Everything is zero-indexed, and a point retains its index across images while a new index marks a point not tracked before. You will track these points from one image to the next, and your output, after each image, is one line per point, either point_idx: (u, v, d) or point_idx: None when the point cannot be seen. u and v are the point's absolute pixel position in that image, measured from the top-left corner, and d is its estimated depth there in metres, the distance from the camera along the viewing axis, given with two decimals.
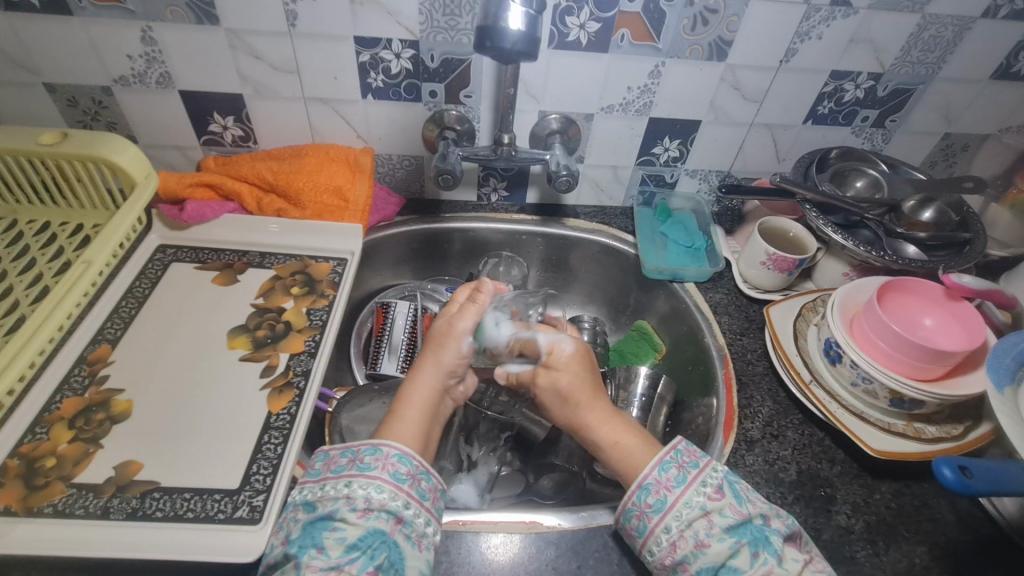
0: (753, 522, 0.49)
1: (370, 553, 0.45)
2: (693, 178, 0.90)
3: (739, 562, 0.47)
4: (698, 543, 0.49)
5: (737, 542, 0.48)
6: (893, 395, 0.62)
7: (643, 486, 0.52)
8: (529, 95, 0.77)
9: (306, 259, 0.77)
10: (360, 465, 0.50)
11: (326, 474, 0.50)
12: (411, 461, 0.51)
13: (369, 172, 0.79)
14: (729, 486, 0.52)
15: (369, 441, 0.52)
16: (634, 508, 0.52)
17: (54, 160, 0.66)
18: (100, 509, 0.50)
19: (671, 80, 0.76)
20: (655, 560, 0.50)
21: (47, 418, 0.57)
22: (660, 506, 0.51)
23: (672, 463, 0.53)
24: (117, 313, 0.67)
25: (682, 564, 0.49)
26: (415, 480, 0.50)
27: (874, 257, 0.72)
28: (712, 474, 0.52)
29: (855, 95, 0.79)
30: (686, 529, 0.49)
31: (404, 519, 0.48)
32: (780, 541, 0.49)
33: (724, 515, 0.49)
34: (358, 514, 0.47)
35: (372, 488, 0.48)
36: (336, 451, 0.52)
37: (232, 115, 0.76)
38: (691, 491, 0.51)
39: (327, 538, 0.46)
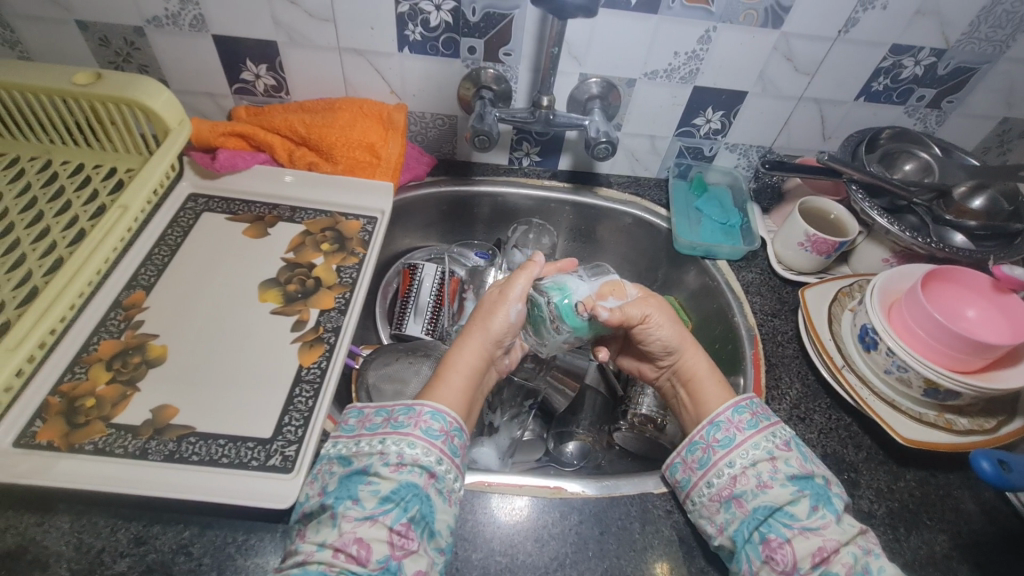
0: (816, 480, 0.50)
1: (404, 505, 0.46)
2: (733, 152, 0.87)
3: (796, 509, 0.48)
4: (760, 483, 0.50)
5: (799, 490, 0.49)
6: (927, 384, 0.61)
7: (714, 423, 0.54)
8: (571, 57, 0.74)
9: (336, 216, 0.76)
10: (394, 423, 0.50)
11: (360, 431, 0.51)
12: (445, 418, 0.51)
13: (401, 130, 0.77)
14: (797, 444, 0.52)
15: (404, 401, 0.52)
16: (701, 440, 0.54)
17: (88, 102, 0.66)
18: (139, 450, 0.52)
19: (721, 46, 0.73)
20: (709, 493, 0.52)
21: (85, 358, 0.58)
22: (727, 443, 0.53)
23: (747, 409, 0.55)
24: (150, 260, 0.67)
25: (739, 499, 0.50)
26: (448, 437, 0.50)
27: (920, 244, 0.70)
28: (783, 432, 0.53)
29: (914, 72, 0.75)
30: (749, 468, 0.51)
31: (436, 475, 0.48)
32: (840, 505, 0.49)
33: (790, 464, 0.50)
34: (391, 469, 0.47)
35: (405, 444, 0.48)
36: (370, 410, 0.52)
37: (265, 63, 0.74)
38: (761, 435, 0.52)
39: (362, 490, 0.46)
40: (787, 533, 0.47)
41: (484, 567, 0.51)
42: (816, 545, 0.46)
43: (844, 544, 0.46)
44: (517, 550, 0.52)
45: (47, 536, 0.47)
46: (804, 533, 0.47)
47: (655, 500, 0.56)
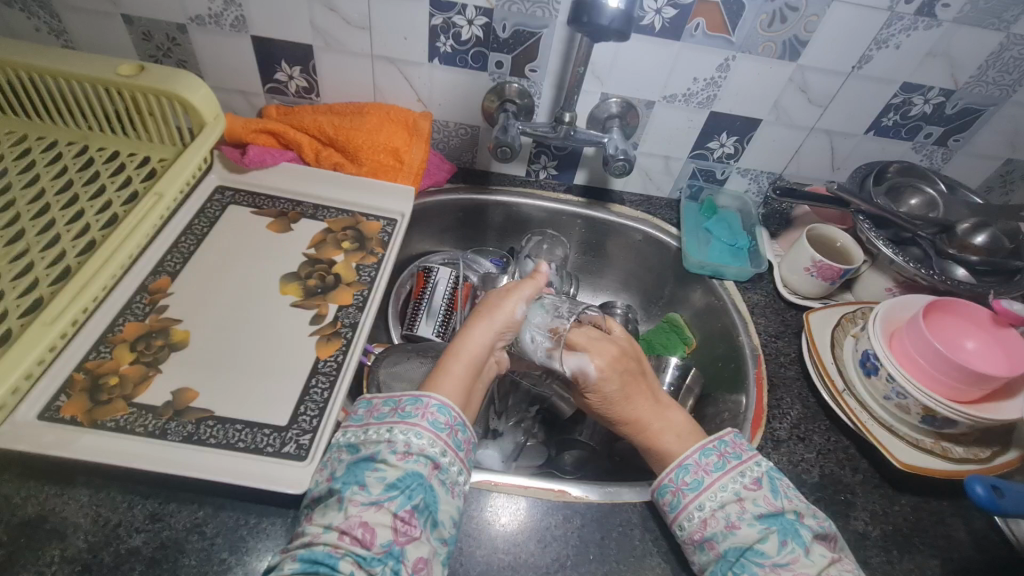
0: (786, 515, 0.50)
1: (408, 493, 0.46)
2: (744, 177, 0.90)
3: (765, 547, 0.48)
4: (729, 524, 0.50)
5: (766, 527, 0.48)
6: (925, 411, 0.62)
7: (682, 466, 0.54)
8: (594, 77, 0.77)
9: (357, 216, 0.78)
10: (400, 413, 0.50)
11: (368, 420, 0.51)
12: (450, 412, 0.51)
13: (426, 136, 0.80)
14: (768, 480, 0.52)
15: (411, 392, 0.53)
16: (671, 483, 0.54)
17: (130, 92, 0.68)
18: (159, 430, 0.53)
19: (738, 75, 0.76)
20: (684, 535, 0.52)
21: (111, 338, 0.59)
22: (696, 485, 0.53)
23: (713, 451, 0.55)
24: (177, 247, 0.69)
25: (711, 541, 0.50)
26: (453, 430, 0.51)
27: (922, 275, 0.72)
28: (752, 468, 0.53)
29: (923, 110, 0.78)
30: (718, 510, 0.51)
31: (440, 466, 0.49)
32: (809, 538, 0.48)
33: (757, 504, 0.50)
34: (398, 457, 0.48)
35: (412, 434, 0.49)
36: (379, 399, 0.53)
37: (299, 65, 0.77)
38: (728, 477, 0.52)
39: (369, 476, 0.47)
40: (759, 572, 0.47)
41: (487, 564, 0.52)
42: None
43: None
44: (520, 549, 0.53)
45: (66, 507, 0.48)
46: (776, 571, 0.47)
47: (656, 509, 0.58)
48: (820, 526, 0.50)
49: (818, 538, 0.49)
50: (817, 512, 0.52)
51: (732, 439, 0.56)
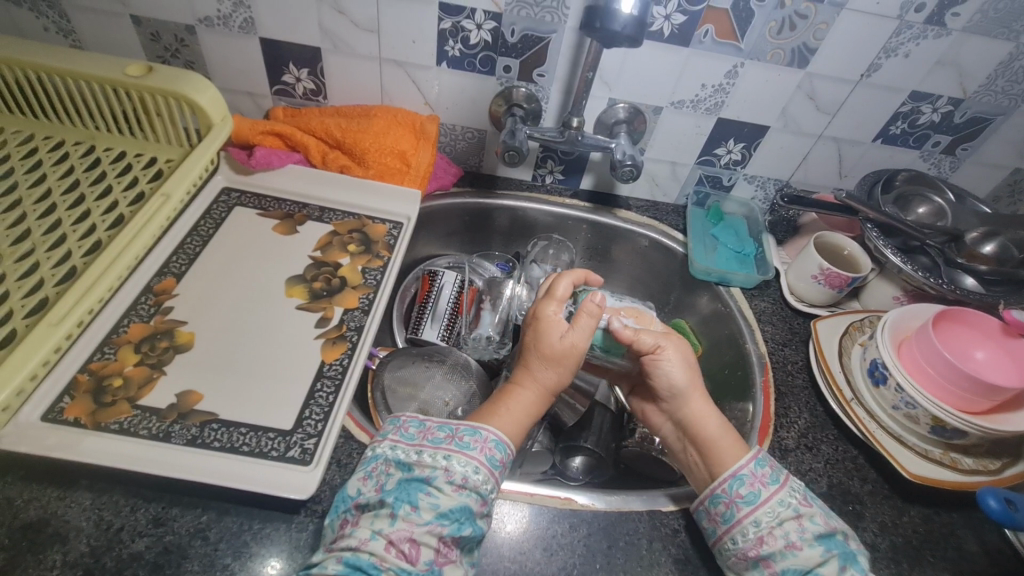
0: (840, 538, 0.51)
1: (458, 525, 0.47)
2: (751, 184, 0.90)
3: (826, 570, 0.49)
4: (788, 543, 0.50)
5: (827, 551, 0.50)
6: (935, 422, 0.62)
7: (736, 477, 0.54)
8: (603, 82, 0.77)
9: (363, 219, 0.78)
10: (459, 442, 0.52)
11: (423, 442, 0.52)
12: (505, 449, 0.53)
13: (432, 139, 0.80)
14: (817, 500, 0.54)
15: (468, 422, 0.54)
16: (723, 495, 0.54)
17: (138, 93, 0.68)
18: (162, 432, 0.53)
19: (747, 82, 0.76)
20: (735, 551, 0.52)
21: (115, 340, 0.59)
22: (751, 499, 0.53)
23: (767, 463, 0.56)
24: (182, 249, 0.69)
25: (768, 560, 0.50)
26: (503, 467, 0.53)
27: (931, 284, 0.71)
28: (803, 486, 0.54)
29: (931, 119, 0.78)
30: (775, 526, 0.51)
31: (487, 502, 0.50)
32: (863, 560, 0.51)
33: (814, 522, 0.51)
34: (453, 488, 0.49)
35: (469, 468, 0.50)
36: (433, 423, 0.53)
37: (306, 67, 0.77)
38: (785, 492, 0.53)
39: (423, 499, 0.48)
40: None
41: (494, 572, 0.51)
42: None
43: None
44: (527, 558, 0.53)
45: (69, 511, 0.48)
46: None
47: (664, 518, 0.57)
48: (861, 552, 0.52)
49: (864, 564, 0.51)
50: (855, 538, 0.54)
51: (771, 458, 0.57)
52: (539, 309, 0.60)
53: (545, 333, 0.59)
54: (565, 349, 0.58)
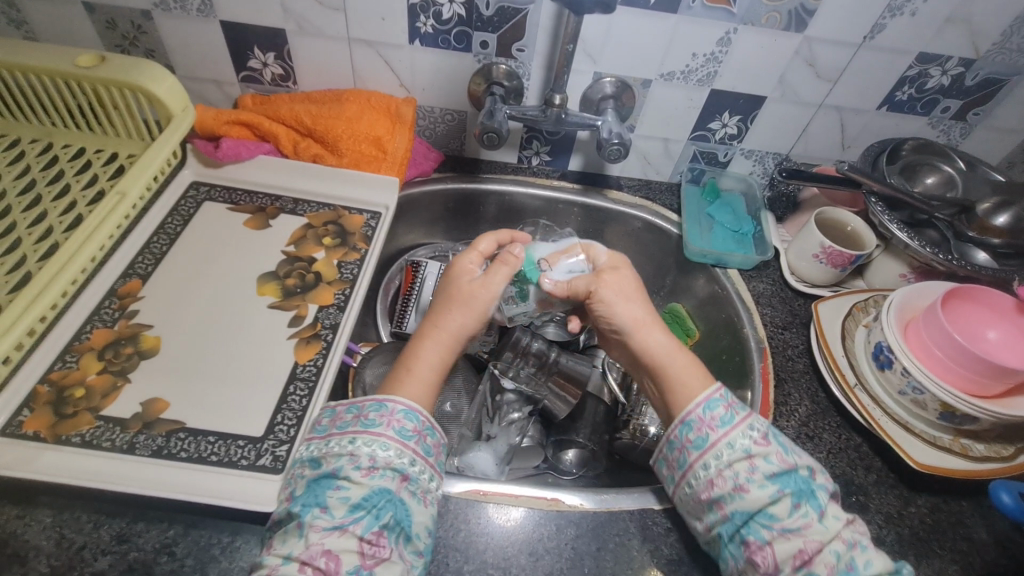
0: (800, 474, 0.49)
1: (376, 512, 0.44)
2: (748, 159, 0.85)
3: (777, 509, 0.47)
4: (737, 485, 0.48)
5: (780, 490, 0.47)
6: (944, 408, 0.58)
7: (685, 422, 0.52)
8: (586, 55, 0.72)
9: (338, 210, 0.74)
10: (364, 421, 0.48)
11: (331, 431, 0.48)
12: (417, 418, 0.49)
13: (409, 123, 0.75)
14: (776, 435, 0.51)
15: (374, 396, 0.50)
16: (676, 441, 0.52)
17: (91, 85, 0.64)
18: (126, 443, 0.51)
19: (741, 49, 0.71)
20: (689, 495, 0.50)
21: (77, 347, 0.56)
22: (701, 444, 0.50)
23: (720, 403, 0.52)
24: (148, 249, 0.66)
25: (718, 502, 0.48)
26: (421, 438, 0.48)
27: (940, 260, 0.67)
28: (760, 421, 0.51)
29: (940, 82, 0.73)
30: (725, 470, 0.49)
31: (409, 477, 0.46)
32: (824, 499, 0.48)
33: (768, 462, 0.48)
34: (362, 473, 0.45)
35: (377, 446, 0.46)
36: (342, 407, 0.50)
37: (273, 51, 0.72)
38: (736, 432, 0.50)
39: (330, 497, 0.44)
40: (765, 536, 0.46)
41: None
42: (795, 547, 0.46)
43: (827, 544, 0.46)
44: (511, 563, 0.50)
45: (28, 530, 0.46)
46: (784, 535, 0.46)
47: (657, 516, 0.54)
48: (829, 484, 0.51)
49: (830, 498, 0.50)
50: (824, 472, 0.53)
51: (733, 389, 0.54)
52: (458, 261, 0.60)
53: (458, 279, 0.58)
54: (471, 291, 0.56)
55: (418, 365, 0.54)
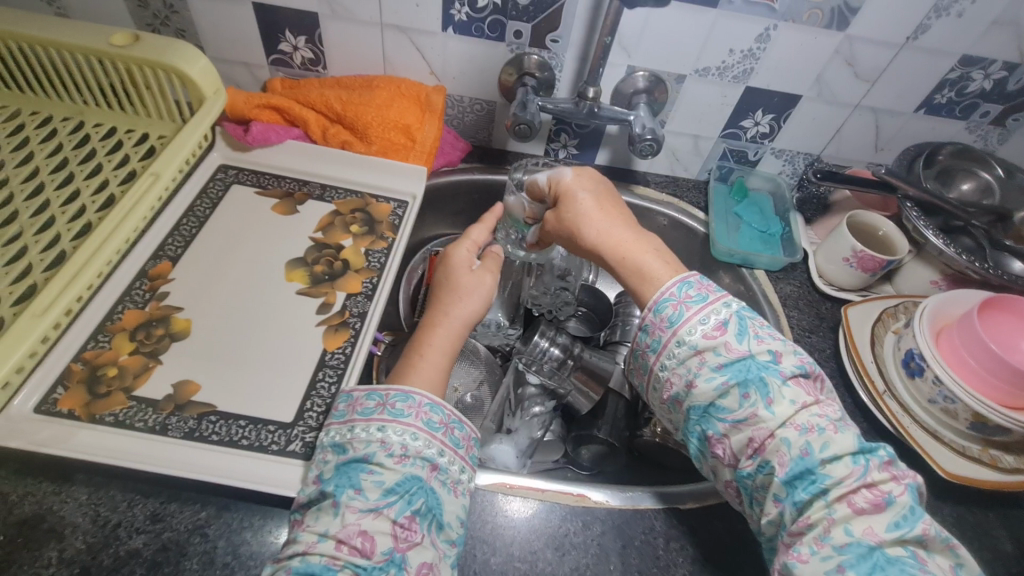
0: (754, 360, 0.48)
1: (408, 498, 0.43)
2: (778, 158, 0.84)
3: (727, 402, 0.48)
4: (689, 381, 0.50)
5: (726, 382, 0.48)
6: (975, 417, 0.58)
7: (643, 329, 0.54)
8: (620, 47, 0.71)
9: (366, 197, 0.74)
10: (391, 410, 0.47)
11: (354, 417, 0.48)
12: (443, 410, 0.49)
13: (439, 112, 0.75)
14: (736, 322, 0.50)
15: (400, 386, 0.50)
16: (639, 348, 0.55)
17: (125, 64, 0.64)
18: (159, 425, 0.51)
19: (780, 46, 0.69)
20: (658, 395, 0.54)
21: (109, 327, 0.57)
22: (657, 346, 0.53)
23: (671, 301, 0.52)
24: (178, 231, 0.66)
25: (678, 399, 0.51)
26: (448, 429, 0.48)
27: (975, 269, 0.66)
28: (719, 310, 0.51)
29: (981, 86, 0.71)
30: (679, 367, 0.51)
31: (439, 467, 0.46)
32: (780, 383, 0.47)
33: (717, 354, 0.49)
34: (395, 459, 0.45)
35: (408, 435, 0.46)
36: (361, 394, 0.50)
37: (304, 35, 0.72)
38: (685, 330, 0.51)
39: (364, 480, 0.44)
40: (720, 428, 0.48)
41: (503, 572, 0.49)
42: (747, 435, 0.47)
43: (778, 430, 0.46)
44: (538, 558, 0.50)
45: (64, 506, 0.46)
46: (736, 426, 0.47)
47: (682, 517, 0.54)
48: (800, 365, 0.49)
49: (794, 379, 0.48)
50: (800, 352, 0.50)
51: (698, 280, 0.53)
52: (451, 251, 0.63)
53: (454, 267, 0.61)
54: (473, 280, 0.60)
55: (430, 349, 0.55)
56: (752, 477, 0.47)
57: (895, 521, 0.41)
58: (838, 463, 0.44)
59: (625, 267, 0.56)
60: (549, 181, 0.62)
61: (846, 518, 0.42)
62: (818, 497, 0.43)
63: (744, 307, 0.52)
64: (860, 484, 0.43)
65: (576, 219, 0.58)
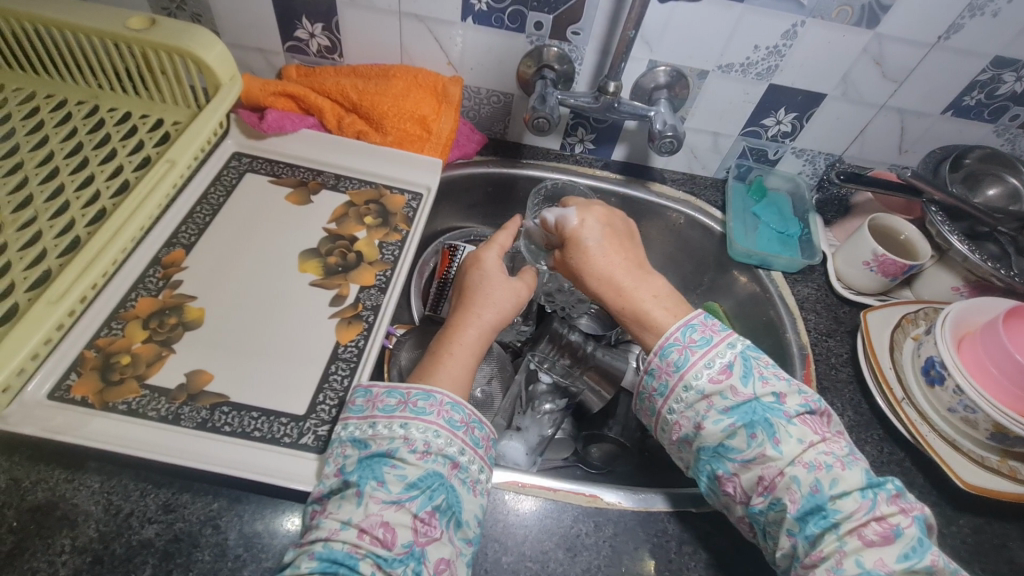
0: (759, 403, 0.48)
1: (429, 493, 0.43)
2: (799, 158, 0.82)
3: (735, 443, 0.47)
4: (697, 424, 0.49)
5: (733, 423, 0.47)
6: (996, 428, 0.57)
7: (649, 372, 0.53)
8: (643, 41, 0.69)
9: (380, 188, 0.73)
10: (413, 408, 0.47)
11: (373, 413, 0.48)
12: (464, 410, 0.48)
13: (455, 104, 0.74)
14: (741, 363, 0.50)
15: (421, 385, 0.49)
16: (645, 391, 0.54)
17: (141, 48, 0.63)
18: (172, 414, 0.51)
19: (807, 44, 0.68)
20: (667, 436, 0.53)
21: (123, 314, 0.56)
22: (663, 390, 0.52)
23: (676, 347, 0.51)
24: (191, 218, 0.66)
25: (688, 440, 0.51)
26: (469, 428, 0.48)
27: (999, 277, 0.65)
28: (723, 353, 0.50)
29: (1013, 88, 0.69)
30: (687, 410, 0.50)
31: (459, 465, 0.46)
32: (786, 423, 0.47)
33: (724, 397, 0.48)
34: (417, 456, 0.45)
35: (430, 432, 0.46)
36: (381, 390, 0.49)
37: (321, 22, 0.71)
38: (691, 374, 0.50)
39: (387, 473, 0.43)
40: (731, 468, 0.47)
41: (514, 572, 0.49)
42: (757, 475, 0.46)
43: (787, 468, 0.45)
44: (549, 558, 0.50)
45: (77, 494, 0.46)
46: (746, 465, 0.47)
47: (695, 521, 0.54)
48: (804, 404, 0.48)
49: (799, 418, 0.47)
50: (804, 390, 0.50)
51: (702, 321, 0.52)
52: (480, 254, 0.63)
53: (485, 273, 0.60)
54: (511, 291, 0.60)
55: (458, 348, 0.54)
56: (764, 513, 0.46)
57: (905, 553, 0.41)
58: (848, 498, 0.43)
59: (623, 316, 0.56)
60: (556, 223, 0.61)
61: (857, 550, 0.41)
62: (829, 530, 0.43)
63: (749, 345, 0.51)
64: (870, 517, 0.43)
65: (583, 260, 0.58)
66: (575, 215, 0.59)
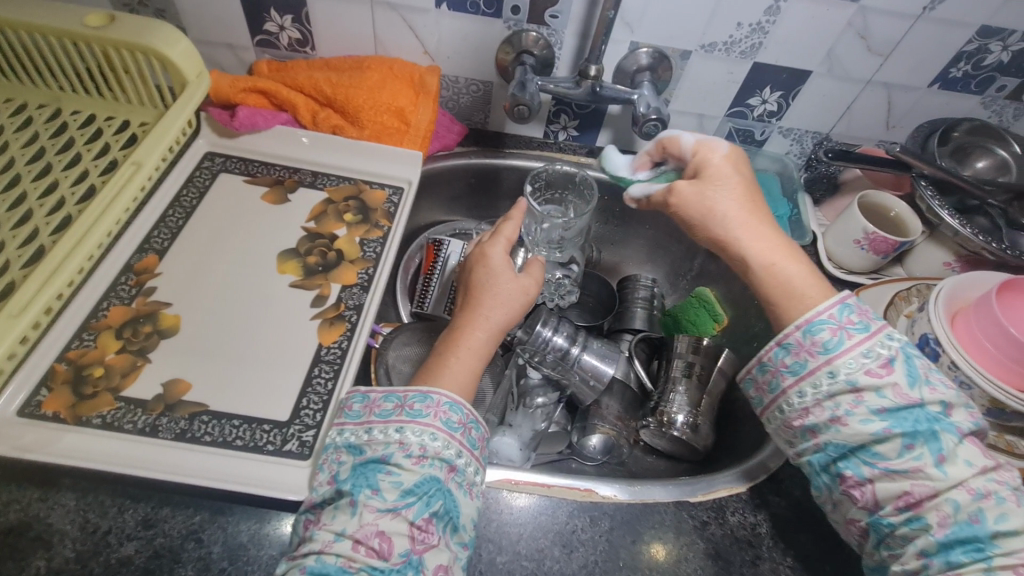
0: (924, 412, 0.44)
1: (426, 500, 0.42)
2: (786, 137, 0.81)
3: (882, 448, 0.44)
4: (834, 417, 0.46)
5: (888, 429, 0.44)
6: (992, 403, 0.56)
7: (782, 346, 0.49)
8: (622, 23, 0.67)
9: (359, 184, 0.71)
10: (409, 411, 0.46)
11: (369, 418, 0.46)
12: (461, 410, 0.47)
13: (433, 94, 0.71)
14: (904, 361, 0.45)
15: (418, 387, 0.48)
16: (770, 364, 0.50)
17: (101, 47, 0.61)
18: (149, 426, 0.49)
19: (791, 19, 0.66)
20: (783, 418, 0.50)
21: (94, 324, 0.54)
22: (797, 369, 0.48)
23: (829, 325, 0.47)
24: (165, 221, 0.63)
25: (812, 431, 0.47)
26: (466, 429, 0.46)
27: (990, 249, 0.64)
28: (884, 346, 0.46)
29: (1000, 58, 0.68)
30: (824, 401, 0.47)
31: (456, 468, 0.44)
32: (955, 442, 0.43)
33: (880, 395, 0.45)
34: (413, 461, 0.43)
35: (426, 436, 0.44)
36: (378, 394, 0.48)
37: (289, 14, 0.68)
38: (840, 362, 0.46)
39: (382, 480, 0.42)
40: (866, 472, 0.45)
41: (509, 572, 0.48)
42: (902, 486, 0.43)
43: (944, 490, 0.42)
44: (545, 555, 0.49)
45: (51, 513, 0.44)
46: (889, 475, 0.44)
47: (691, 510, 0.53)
48: (972, 422, 0.45)
49: (969, 438, 0.44)
50: (970, 406, 0.46)
51: (857, 304, 0.48)
52: (489, 247, 0.61)
53: (490, 271, 0.58)
54: (517, 289, 0.58)
55: (465, 350, 0.53)
56: (892, 527, 0.43)
57: None
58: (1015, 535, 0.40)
59: (770, 276, 0.52)
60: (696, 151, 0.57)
61: None
62: (978, 561, 0.40)
63: (908, 344, 0.47)
64: None
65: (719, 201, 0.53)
66: (719, 150, 0.56)
